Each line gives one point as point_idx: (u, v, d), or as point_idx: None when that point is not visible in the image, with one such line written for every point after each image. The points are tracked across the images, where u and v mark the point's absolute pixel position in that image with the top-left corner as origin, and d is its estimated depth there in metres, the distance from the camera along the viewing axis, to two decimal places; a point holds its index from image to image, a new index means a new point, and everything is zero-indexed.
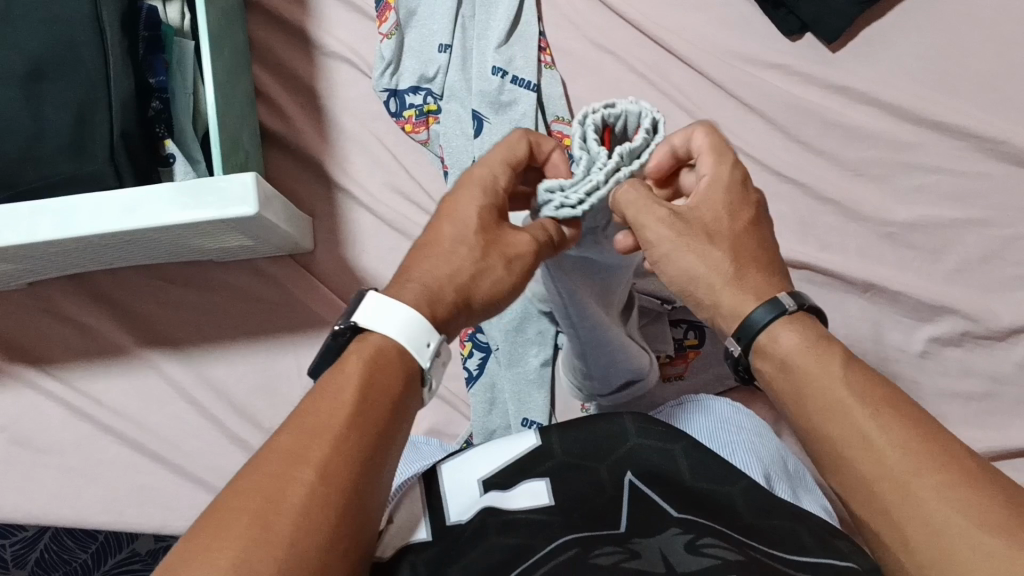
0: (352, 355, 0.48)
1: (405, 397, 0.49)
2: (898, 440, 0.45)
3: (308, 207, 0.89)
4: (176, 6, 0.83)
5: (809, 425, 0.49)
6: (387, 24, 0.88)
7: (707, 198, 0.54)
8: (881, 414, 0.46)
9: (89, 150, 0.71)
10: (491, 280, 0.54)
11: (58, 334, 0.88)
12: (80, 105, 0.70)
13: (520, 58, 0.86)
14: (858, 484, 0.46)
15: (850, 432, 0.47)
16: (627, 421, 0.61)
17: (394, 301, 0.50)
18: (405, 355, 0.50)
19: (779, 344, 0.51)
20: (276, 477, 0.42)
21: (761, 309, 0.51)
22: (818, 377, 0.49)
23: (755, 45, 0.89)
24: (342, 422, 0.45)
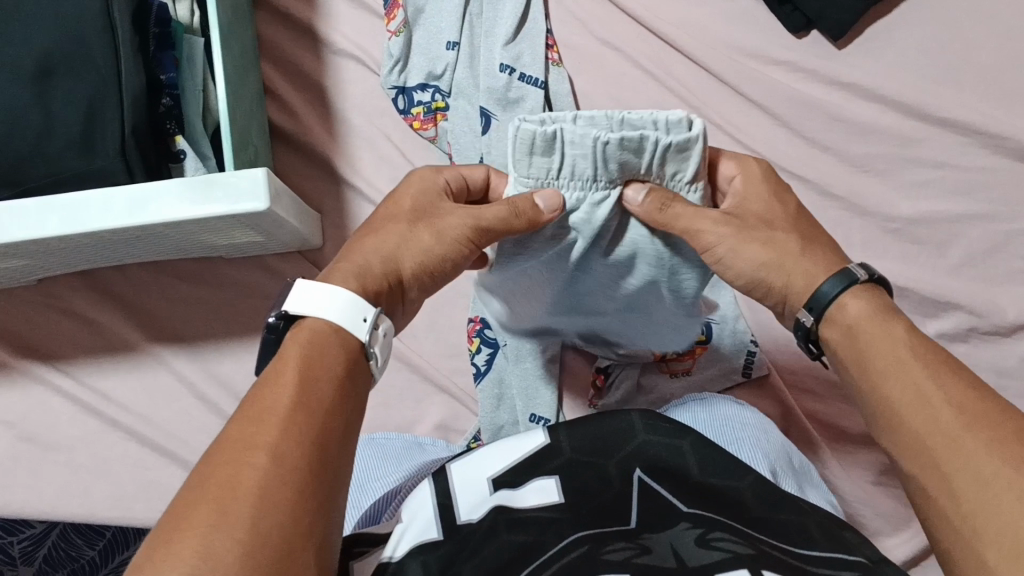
0: (290, 343, 0.50)
1: (348, 378, 0.51)
2: (954, 397, 0.50)
3: (316, 203, 0.90)
4: (186, 3, 0.83)
5: (867, 387, 0.54)
6: (395, 22, 0.88)
7: (753, 191, 0.61)
8: (942, 378, 0.51)
9: (99, 146, 0.71)
10: (419, 248, 0.59)
11: (65, 330, 0.89)
12: (90, 102, 0.71)
13: (527, 55, 0.86)
14: (909, 440, 0.50)
15: (909, 390, 0.51)
16: (635, 417, 0.62)
17: (319, 284, 0.53)
18: (342, 333, 0.52)
19: (847, 313, 0.56)
20: (228, 462, 0.43)
21: (829, 283, 0.56)
22: (879, 342, 0.54)
23: (760, 41, 0.89)
24: (287, 405, 0.46)
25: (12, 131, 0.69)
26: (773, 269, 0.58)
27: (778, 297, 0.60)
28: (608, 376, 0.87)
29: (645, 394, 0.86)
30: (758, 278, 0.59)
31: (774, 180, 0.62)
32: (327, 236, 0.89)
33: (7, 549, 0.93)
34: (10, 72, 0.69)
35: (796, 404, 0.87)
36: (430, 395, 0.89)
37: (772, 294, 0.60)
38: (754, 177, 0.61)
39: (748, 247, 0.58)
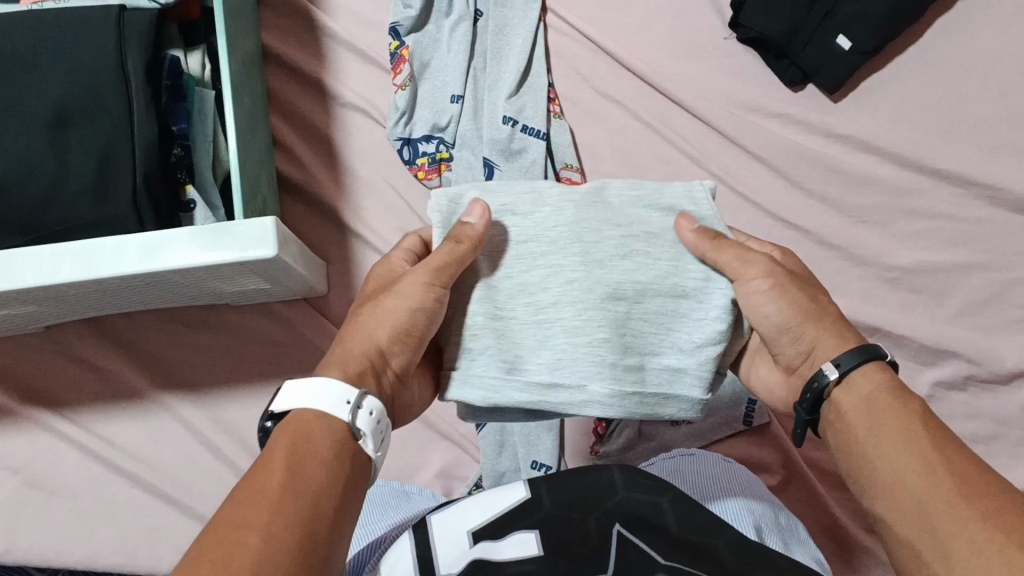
0: (280, 431, 0.49)
1: (342, 458, 0.49)
2: (956, 470, 0.50)
3: (323, 252, 0.91)
4: (197, 57, 0.85)
5: (876, 456, 0.53)
6: (401, 76, 0.90)
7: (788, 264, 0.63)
8: (945, 449, 0.51)
9: (112, 195, 0.73)
10: (389, 314, 0.57)
11: (71, 376, 0.89)
12: (104, 151, 0.73)
13: (530, 107, 0.89)
14: (908, 505, 0.51)
15: (912, 461, 0.51)
16: (616, 472, 0.64)
17: (302, 381, 0.51)
18: (327, 418, 0.50)
19: (864, 381, 0.56)
20: (220, 550, 0.41)
21: (845, 355, 0.56)
22: (895, 411, 0.54)
23: (758, 95, 0.91)
24: (278, 488, 0.45)
25: (27, 178, 0.71)
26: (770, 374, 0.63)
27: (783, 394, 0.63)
28: (608, 424, 0.87)
29: (646, 442, 0.87)
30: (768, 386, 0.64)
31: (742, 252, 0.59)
32: (332, 284, 0.91)
33: None
34: (27, 122, 0.71)
35: (798, 451, 0.87)
36: (433, 441, 0.89)
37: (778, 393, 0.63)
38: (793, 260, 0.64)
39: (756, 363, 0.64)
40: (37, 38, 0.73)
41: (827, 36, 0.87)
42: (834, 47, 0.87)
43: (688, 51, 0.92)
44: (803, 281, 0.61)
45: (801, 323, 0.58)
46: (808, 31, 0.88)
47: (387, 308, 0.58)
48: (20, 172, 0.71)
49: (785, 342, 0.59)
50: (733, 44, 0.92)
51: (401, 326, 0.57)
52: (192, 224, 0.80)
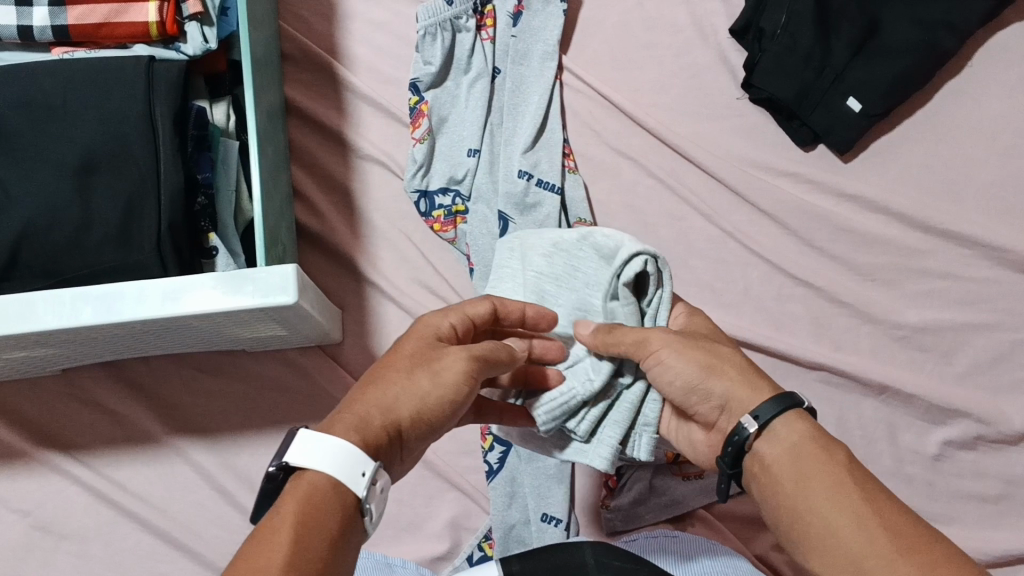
0: (285, 498, 0.49)
1: (345, 536, 0.50)
2: (885, 518, 0.52)
3: (338, 300, 0.92)
4: (222, 108, 0.86)
5: (805, 507, 0.54)
6: (420, 129, 0.91)
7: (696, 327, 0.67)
8: (873, 501, 0.53)
9: (135, 241, 0.74)
10: (415, 394, 0.57)
11: (83, 419, 0.89)
12: (128, 198, 0.74)
13: (546, 161, 0.91)
14: (843, 559, 0.52)
15: (843, 514, 0.52)
16: (587, 553, 0.66)
17: (322, 436, 0.51)
18: (339, 488, 0.51)
19: (784, 432, 0.57)
20: None
21: (763, 407, 0.58)
22: (822, 462, 0.55)
23: (769, 154, 0.93)
24: (283, 565, 0.45)
25: (53, 223, 0.73)
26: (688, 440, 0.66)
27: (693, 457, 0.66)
28: (621, 478, 0.86)
29: (657, 497, 0.86)
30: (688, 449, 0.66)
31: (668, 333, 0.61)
32: (346, 333, 0.92)
33: None
34: (55, 170, 0.73)
35: None
36: (442, 493, 0.88)
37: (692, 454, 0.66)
38: (701, 320, 0.68)
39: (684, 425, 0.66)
40: (67, 86, 0.75)
41: (837, 99, 0.89)
42: (844, 108, 0.89)
43: (700, 110, 0.94)
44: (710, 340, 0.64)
45: (707, 381, 0.61)
46: (819, 93, 0.90)
47: (415, 386, 0.57)
48: (45, 217, 0.73)
49: (696, 402, 0.62)
50: (744, 104, 0.94)
51: (424, 410, 0.57)
52: (213, 270, 0.82)
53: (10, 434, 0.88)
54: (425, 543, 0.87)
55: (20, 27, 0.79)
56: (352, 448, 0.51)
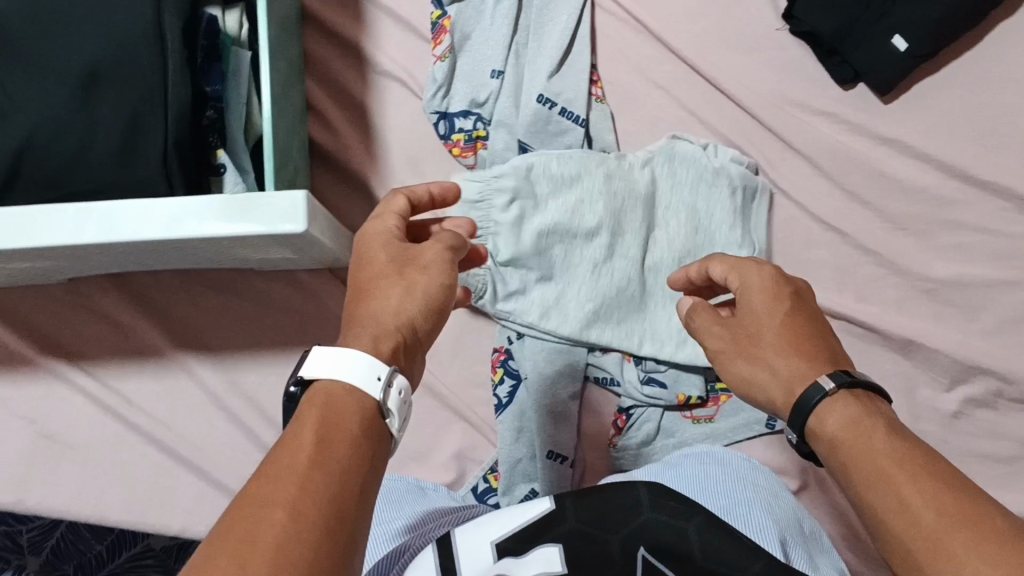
0: (306, 409, 0.49)
1: (374, 438, 0.49)
2: (931, 496, 0.47)
3: (350, 223, 0.89)
4: (235, 15, 0.82)
5: (857, 498, 0.51)
6: (441, 47, 0.88)
7: (747, 300, 0.62)
8: (921, 477, 0.48)
9: (142, 157, 0.71)
10: (418, 290, 0.59)
11: (90, 330, 0.88)
12: (136, 112, 0.71)
13: (571, 90, 0.87)
14: (897, 550, 0.47)
15: (882, 498, 0.49)
16: (641, 491, 0.63)
17: (339, 351, 0.52)
18: (356, 393, 0.51)
19: (831, 419, 0.54)
20: (246, 522, 0.41)
21: (812, 390, 0.55)
22: (860, 445, 0.51)
23: (805, 91, 0.89)
24: (306, 462, 0.45)
25: (58, 135, 0.70)
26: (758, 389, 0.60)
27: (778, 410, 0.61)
28: (630, 418, 0.85)
29: (665, 438, 0.85)
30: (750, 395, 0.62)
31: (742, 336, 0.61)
32: None
33: (18, 537, 1.07)
34: (58, 79, 0.70)
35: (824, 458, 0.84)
36: (450, 424, 0.87)
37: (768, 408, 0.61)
38: (749, 290, 0.63)
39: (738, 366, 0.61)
40: None
41: (882, 38, 0.85)
42: (889, 48, 0.84)
43: (738, 39, 0.89)
44: (751, 332, 0.61)
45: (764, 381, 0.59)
46: (861, 29, 0.85)
47: (413, 286, 0.59)
48: (47, 127, 0.70)
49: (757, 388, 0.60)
50: (784, 36, 0.89)
51: (427, 300, 0.59)
52: (221, 189, 0.78)
53: (16, 341, 0.87)
54: (428, 471, 0.86)
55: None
56: (367, 356, 0.52)
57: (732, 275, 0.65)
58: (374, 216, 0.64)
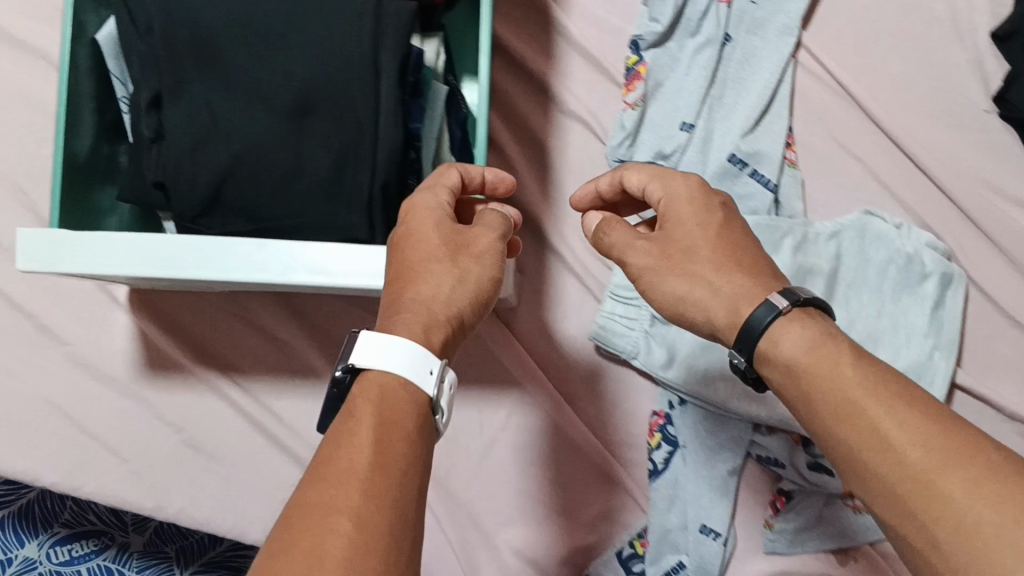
0: (359, 400, 0.50)
1: (423, 430, 0.51)
2: (913, 433, 0.49)
3: (519, 263, 0.87)
4: (433, 46, 0.79)
5: (830, 439, 0.53)
6: (633, 94, 0.84)
7: (677, 218, 0.61)
8: (898, 410, 0.51)
9: (344, 199, 0.69)
10: (470, 280, 0.58)
11: (248, 343, 0.87)
12: (344, 151, 0.69)
13: (766, 149, 0.83)
14: (887, 497, 0.50)
15: (873, 446, 0.51)
16: None
17: (386, 338, 0.52)
18: (410, 386, 0.52)
19: (787, 343, 0.55)
20: (310, 530, 0.44)
21: (762, 309, 0.56)
22: (824, 373, 0.53)
23: (1009, 178, 0.84)
24: (365, 464, 0.47)
25: (262, 164, 0.68)
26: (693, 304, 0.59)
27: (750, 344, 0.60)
28: (789, 500, 0.82)
29: (824, 526, 0.82)
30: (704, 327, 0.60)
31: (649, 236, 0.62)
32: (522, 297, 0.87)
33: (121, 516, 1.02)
34: (266, 108, 0.68)
35: None
36: (599, 481, 0.84)
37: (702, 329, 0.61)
38: (674, 206, 0.62)
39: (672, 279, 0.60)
40: (290, 18, 0.69)
41: None
42: None
43: (942, 117, 0.85)
44: (687, 250, 0.60)
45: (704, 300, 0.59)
46: None
47: (461, 273, 0.58)
48: (252, 158, 0.68)
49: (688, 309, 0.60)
50: (992, 118, 0.85)
51: (472, 289, 0.58)
52: None
53: (171, 343, 0.87)
54: (573, 527, 0.84)
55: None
56: (417, 346, 0.52)
57: (653, 184, 0.64)
58: (423, 188, 0.62)
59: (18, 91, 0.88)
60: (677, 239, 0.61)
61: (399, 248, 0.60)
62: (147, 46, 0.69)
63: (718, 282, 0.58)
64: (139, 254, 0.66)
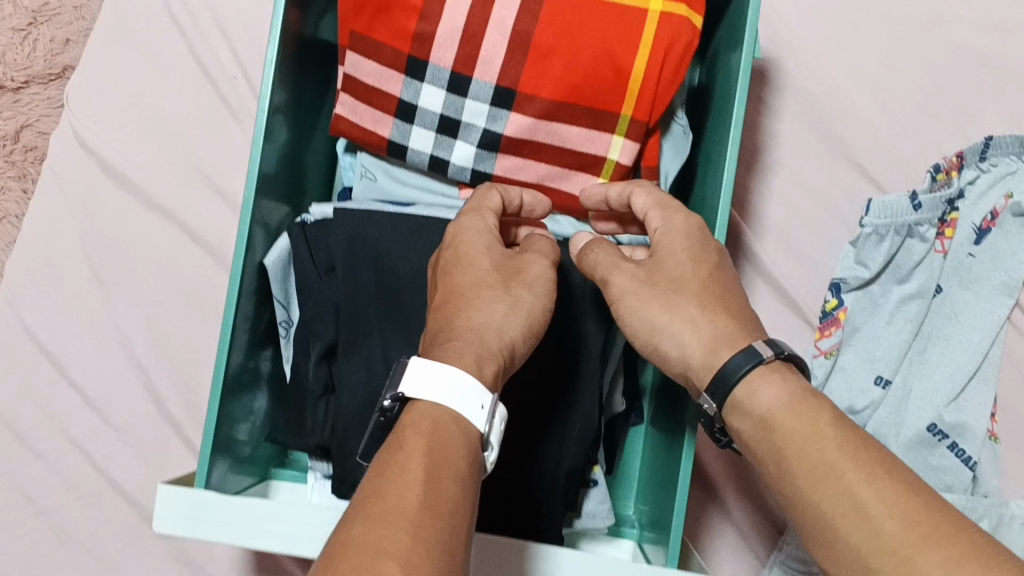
0: (408, 432, 0.45)
1: (475, 471, 0.46)
2: (894, 505, 0.44)
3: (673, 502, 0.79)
4: None
5: (791, 496, 0.48)
6: (828, 341, 0.76)
7: (670, 247, 0.55)
8: (878, 481, 0.45)
9: (530, 488, 0.62)
10: (522, 308, 0.52)
11: None
12: (541, 434, 0.62)
13: (971, 421, 0.73)
14: (853, 563, 0.44)
15: (846, 516, 0.45)
16: None
17: (444, 369, 0.46)
18: (461, 424, 0.46)
19: (762, 394, 0.49)
20: (359, 570, 0.37)
21: (736, 358, 0.50)
22: (801, 434, 0.47)
23: None
24: (415, 504, 0.41)
25: None
26: (669, 335, 0.53)
27: (676, 371, 0.54)
28: None
29: None
30: (652, 343, 0.54)
31: (641, 272, 0.55)
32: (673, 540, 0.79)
33: None
34: None
35: None
36: None
37: (671, 368, 0.54)
38: (675, 234, 0.55)
39: (648, 306, 0.54)
40: None
41: None
42: None
43: None
44: (673, 281, 0.54)
45: (719, 349, 0.51)
46: None
47: (512, 300, 0.52)
48: None
49: (669, 347, 0.53)
50: None
51: (526, 312, 0.52)
52: (586, 504, 0.66)
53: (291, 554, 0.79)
54: None
55: (433, 159, 0.63)
56: (468, 374, 0.47)
57: (655, 212, 0.57)
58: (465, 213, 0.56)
59: (142, 255, 0.78)
60: (674, 272, 0.54)
61: (445, 268, 0.54)
62: (326, 291, 0.63)
63: (700, 317, 0.52)
64: (290, 526, 0.59)
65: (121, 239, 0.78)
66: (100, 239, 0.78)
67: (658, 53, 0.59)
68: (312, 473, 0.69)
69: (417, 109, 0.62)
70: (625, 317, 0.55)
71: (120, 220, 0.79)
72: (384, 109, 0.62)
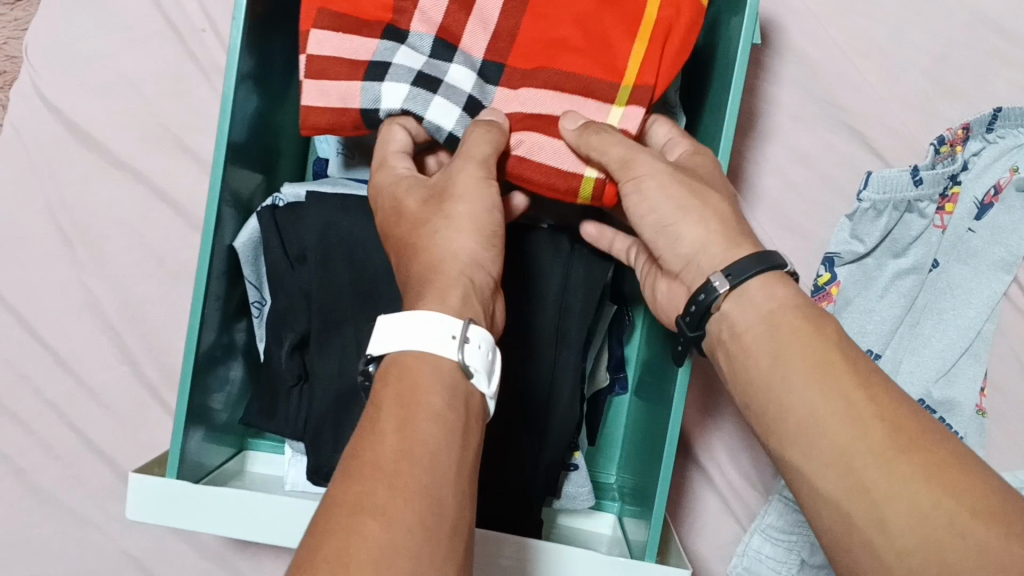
0: (381, 390, 0.43)
1: (460, 403, 0.43)
2: (883, 410, 0.43)
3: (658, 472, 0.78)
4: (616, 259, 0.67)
5: (775, 389, 0.46)
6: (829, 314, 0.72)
7: (698, 163, 0.53)
8: (871, 387, 0.44)
9: (510, 480, 0.62)
10: (466, 221, 0.48)
11: None
12: (525, 428, 0.62)
13: (960, 398, 0.72)
14: (829, 457, 0.43)
15: (841, 413, 0.43)
16: None
17: (403, 323, 0.45)
18: (430, 359, 0.44)
19: (766, 296, 0.47)
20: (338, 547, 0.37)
21: (738, 266, 0.48)
22: (802, 336, 0.46)
23: None
24: (390, 458, 0.40)
25: None
26: (690, 218, 0.50)
27: (678, 254, 0.51)
28: None
29: None
30: (666, 222, 0.50)
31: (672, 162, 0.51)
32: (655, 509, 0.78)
33: None
34: None
35: None
36: None
37: (674, 249, 0.51)
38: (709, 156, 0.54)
39: (674, 186, 0.50)
40: None
41: None
42: None
43: None
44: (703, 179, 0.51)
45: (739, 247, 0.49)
46: None
47: (453, 215, 0.48)
48: None
49: (684, 228, 0.50)
50: None
51: (484, 226, 0.48)
52: (565, 486, 0.67)
53: None
54: None
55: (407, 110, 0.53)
56: (436, 312, 0.44)
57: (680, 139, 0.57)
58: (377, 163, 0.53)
59: (110, 217, 0.78)
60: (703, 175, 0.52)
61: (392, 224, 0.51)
62: (297, 282, 0.61)
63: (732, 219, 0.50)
64: (258, 518, 0.59)
65: (90, 203, 0.78)
66: (69, 202, 0.78)
67: (657, 36, 0.53)
68: (288, 450, 0.68)
69: (389, 68, 0.54)
70: (642, 194, 0.50)
71: (86, 178, 0.78)
72: (353, 71, 0.54)
